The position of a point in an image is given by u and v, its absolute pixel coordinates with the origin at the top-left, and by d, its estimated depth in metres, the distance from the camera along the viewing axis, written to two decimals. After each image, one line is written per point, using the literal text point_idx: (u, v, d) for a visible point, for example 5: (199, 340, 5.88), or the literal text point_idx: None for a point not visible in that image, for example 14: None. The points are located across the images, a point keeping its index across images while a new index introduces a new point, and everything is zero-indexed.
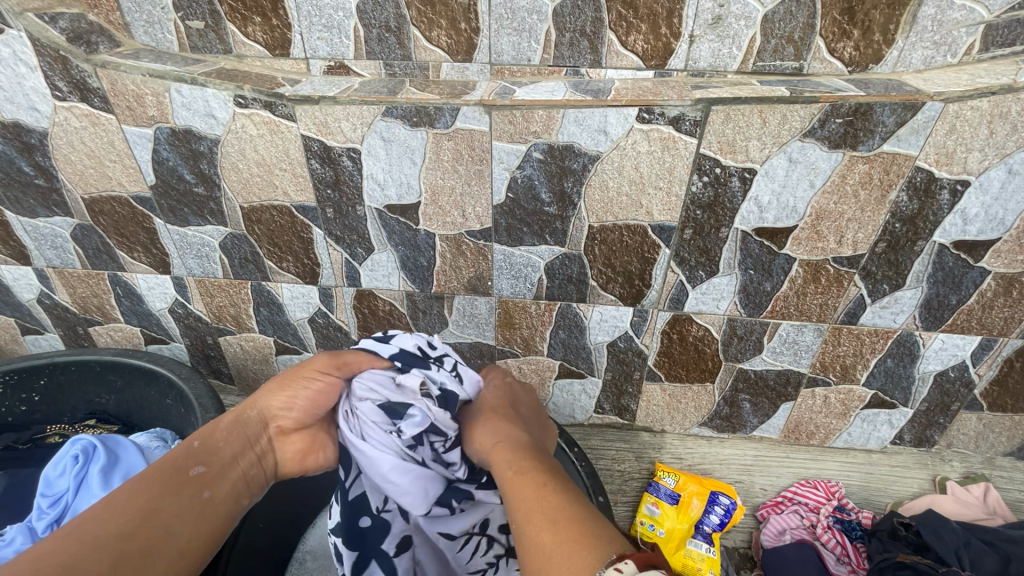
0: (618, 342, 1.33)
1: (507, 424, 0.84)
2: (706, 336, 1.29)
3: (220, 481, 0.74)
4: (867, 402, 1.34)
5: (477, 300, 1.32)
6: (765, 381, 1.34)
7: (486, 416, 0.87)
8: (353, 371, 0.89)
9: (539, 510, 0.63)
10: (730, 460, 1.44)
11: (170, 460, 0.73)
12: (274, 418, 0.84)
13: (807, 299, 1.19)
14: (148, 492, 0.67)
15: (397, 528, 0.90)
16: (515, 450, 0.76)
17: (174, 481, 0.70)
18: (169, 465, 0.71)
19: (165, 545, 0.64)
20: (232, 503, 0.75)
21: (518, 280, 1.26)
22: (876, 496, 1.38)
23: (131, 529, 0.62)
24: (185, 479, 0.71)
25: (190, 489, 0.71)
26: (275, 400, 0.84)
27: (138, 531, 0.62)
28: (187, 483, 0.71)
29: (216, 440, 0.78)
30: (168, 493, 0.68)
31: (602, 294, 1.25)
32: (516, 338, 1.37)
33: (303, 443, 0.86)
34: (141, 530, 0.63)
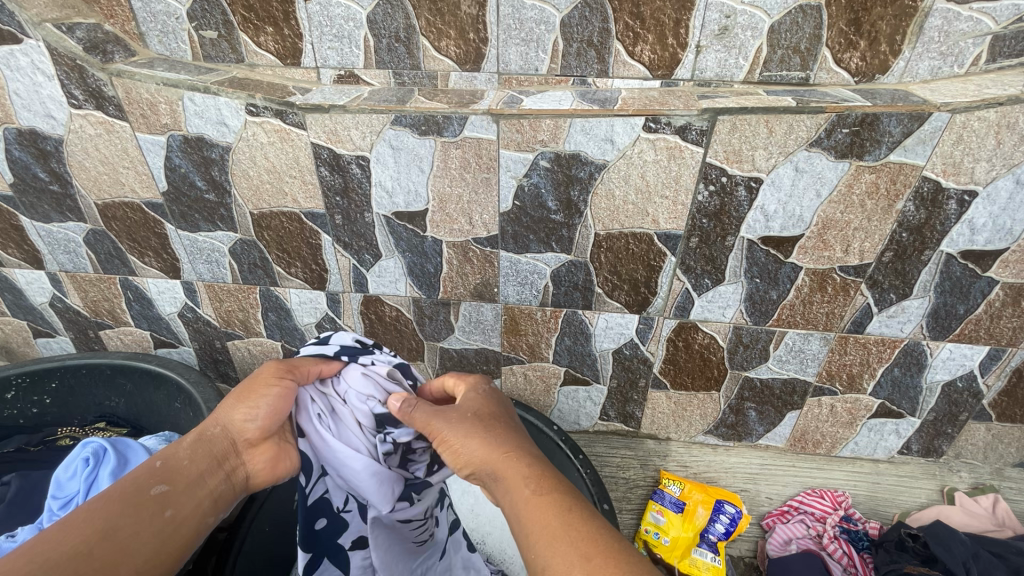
0: (624, 349, 1.33)
1: (508, 432, 0.74)
2: (712, 344, 1.29)
3: (180, 501, 0.70)
4: (874, 412, 1.34)
5: (483, 307, 1.32)
6: (771, 389, 1.34)
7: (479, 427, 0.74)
8: (308, 377, 0.84)
9: (561, 550, 0.57)
10: (736, 468, 1.43)
11: (131, 480, 0.70)
12: (240, 431, 0.78)
13: (814, 308, 1.19)
14: (107, 510, 0.65)
15: (355, 526, 0.92)
16: (530, 465, 0.68)
17: (133, 500, 0.67)
18: (129, 484, 0.68)
19: (120, 565, 0.62)
20: (196, 522, 0.71)
21: (524, 287, 1.27)
22: (883, 506, 1.37)
23: (82, 550, 0.60)
24: (144, 499, 0.68)
25: (148, 510, 0.67)
26: (237, 412, 0.78)
27: (93, 551, 0.61)
28: (145, 504, 0.68)
29: (179, 458, 0.74)
30: (124, 514, 0.65)
31: (608, 302, 1.26)
32: (522, 344, 1.37)
33: (271, 453, 0.79)
34: (94, 552, 0.61)
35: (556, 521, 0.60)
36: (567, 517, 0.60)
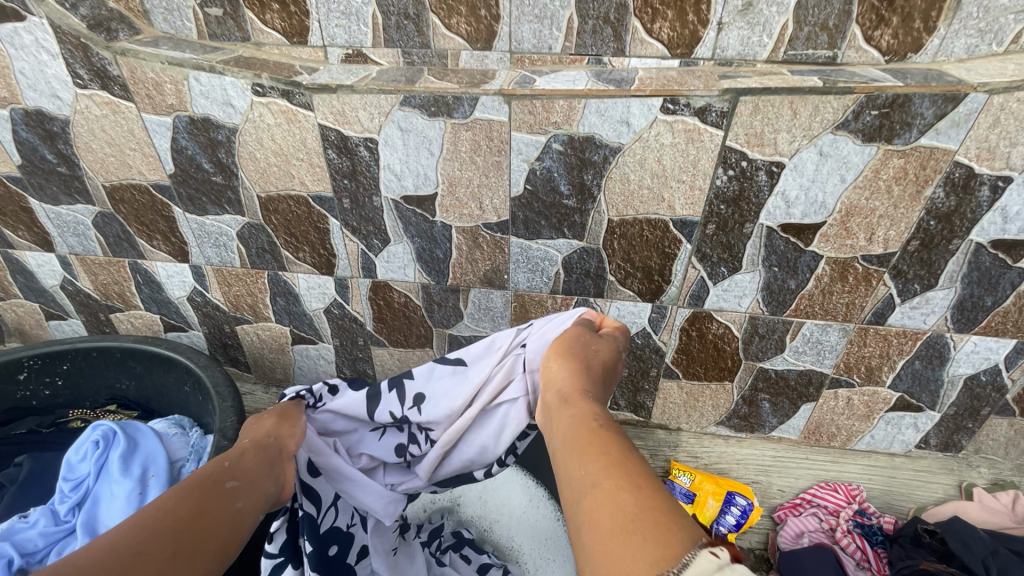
0: (636, 339, 1.31)
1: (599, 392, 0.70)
2: (727, 334, 1.26)
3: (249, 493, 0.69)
4: (892, 405, 1.30)
5: (493, 294, 1.30)
6: (786, 381, 1.31)
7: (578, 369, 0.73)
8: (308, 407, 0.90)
9: (610, 481, 0.50)
10: (747, 460, 1.41)
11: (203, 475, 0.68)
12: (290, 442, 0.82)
13: (833, 298, 1.16)
14: (189, 497, 0.64)
15: (359, 540, 0.97)
16: (603, 407, 0.66)
17: (209, 488, 0.66)
18: (204, 477, 0.67)
19: (203, 546, 0.60)
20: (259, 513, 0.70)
21: (534, 274, 1.24)
22: (898, 500, 1.34)
23: (175, 529, 0.59)
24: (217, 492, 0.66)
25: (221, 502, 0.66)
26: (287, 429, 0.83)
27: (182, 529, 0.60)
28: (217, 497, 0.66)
29: (243, 461, 0.74)
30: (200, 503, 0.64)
31: (621, 290, 1.23)
32: None
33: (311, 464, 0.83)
34: (184, 531, 0.60)
35: (611, 455, 0.54)
36: (625, 459, 0.54)
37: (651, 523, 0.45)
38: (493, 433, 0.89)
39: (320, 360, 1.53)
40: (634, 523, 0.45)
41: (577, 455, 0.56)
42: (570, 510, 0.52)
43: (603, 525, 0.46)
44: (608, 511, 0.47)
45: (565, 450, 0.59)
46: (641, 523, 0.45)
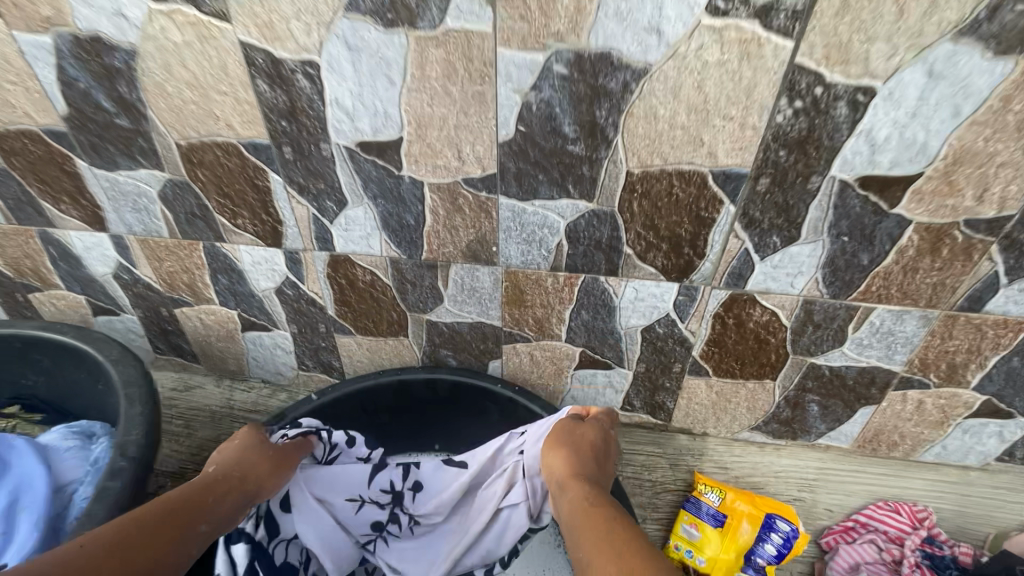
0: (657, 327, 1.05)
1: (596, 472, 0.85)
2: (772, 322, 1.00)
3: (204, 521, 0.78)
4: (975, 411, 1.05)
5: (479, 271, 1.04)
6: (843, 380, 1.06)
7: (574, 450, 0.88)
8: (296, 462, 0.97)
9: (614, 565, 0.63)
10: (788, 473, 1.17)
11: (179, 509, 0.75)
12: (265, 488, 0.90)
13: (918, 277, 0.89)
14: (157, 532, 0.70)
15: None
16: (612, 508, 0.75)
17: (183, 523, 0.74)
18: (184, 508, 0.76)
19: None
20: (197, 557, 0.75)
21: (531, 246, 0.98)
22: (974, 525, 1.10)
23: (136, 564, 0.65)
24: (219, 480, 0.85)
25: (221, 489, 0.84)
26: (269, 479, 0.90)
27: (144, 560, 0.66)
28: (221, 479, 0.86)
29: (222, 505, 0.81)
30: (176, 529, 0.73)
31: (640, 266, 0.97)
32: (527, 318, 1.09)
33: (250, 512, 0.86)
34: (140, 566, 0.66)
35: (611, 531, 0.69)
36: (635, 535, 0.67)
37: (642, 563, 0.62)
38: (494, 535, 0.99)
39: (277, 350, 1.28)
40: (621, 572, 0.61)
41: (589, 530, 0.71)
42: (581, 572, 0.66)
43: None
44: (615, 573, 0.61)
45: (572, 531, 0.73)
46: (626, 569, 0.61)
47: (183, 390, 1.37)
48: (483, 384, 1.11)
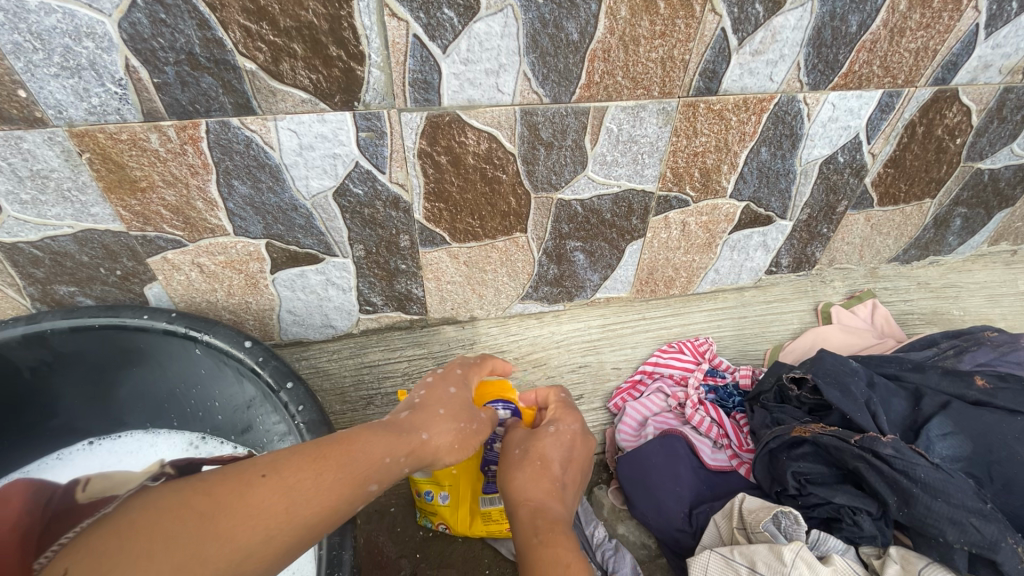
0: (353, 188, 0.75)
1: (374, 459, 0.52)
2: (495, 151, 0.76)
3: (430, 424, 0.59)
4: (737, 222, 0.93)
5: (26, 142, 0.63)
6: (600, 215, 0.87)
7: (351, 456, 0.51)
8: (361, 441, 0.52)
9: (335, 485, 0.48)
10: (570, 340, 1.01)
11: (366, 455, 0.51)
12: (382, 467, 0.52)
13: (641, 53, 0.69)
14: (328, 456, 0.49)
15: None
16: (359, 470, 0.50)
17: (339, 446, 0.51)
18: (364, 461, 0.51)
19: (352, 465, 0.50)
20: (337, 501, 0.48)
21: (80, 80, 0.59)
22: (752, 345, 1.03)
23: (326, 458, 0.49)
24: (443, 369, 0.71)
25: (433, 390, 0.66)
26: (310, 491, 0.46)
27: (323, 461, 0.49)
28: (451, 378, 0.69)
29: (382, 449, 0.53)
30: (313, 452, 0.50)
31: (281, 90, 0.64)
32: (157, 209, 0.72)
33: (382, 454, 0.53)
34: (339, 468, 0.49)
35: (332, 473, 0.48)
36: (344, 459, 0.50)
37: (314, 474, 0.47)
38: None
39: None
40: (296, 475, 0.46)
41: (309, 467, 0.47)
42: (350, 471, 0.49)
43: (312, 503, 0.46)
44: (299, 483, 0.46)
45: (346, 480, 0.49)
46: (307, 469, 0.47)
47: None
48: (121, 319, 0.74)
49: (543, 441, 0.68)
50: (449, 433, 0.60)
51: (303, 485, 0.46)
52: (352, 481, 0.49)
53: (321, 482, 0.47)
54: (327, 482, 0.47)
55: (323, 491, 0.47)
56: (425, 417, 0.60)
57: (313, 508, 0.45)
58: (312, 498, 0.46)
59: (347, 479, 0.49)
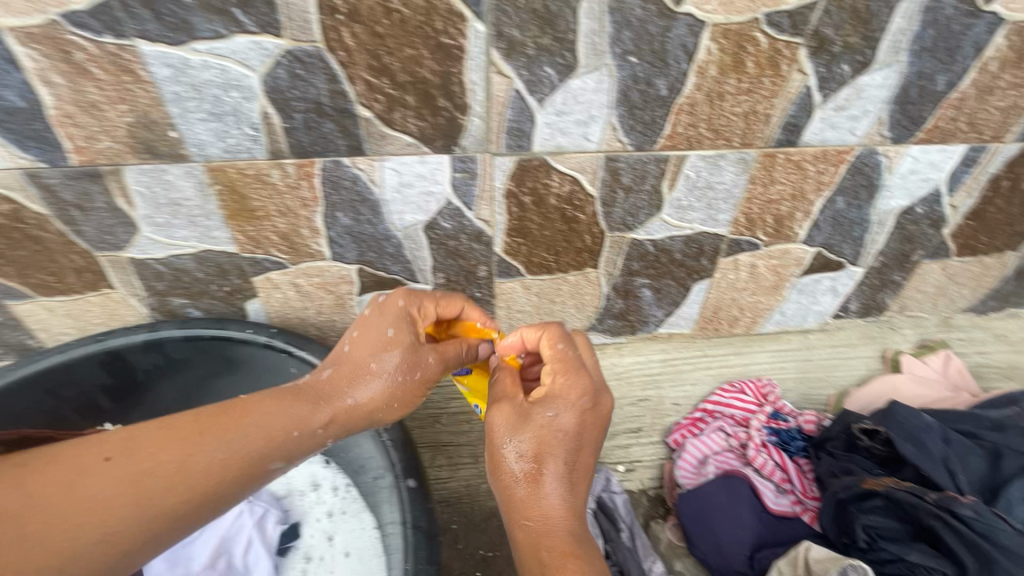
0: (442, 222, 0.81)
1: (283, 423, 0.61)
2: (577, 194, 0.80)
3: (355, 380, 0.65)
4: (807, 267, 0.94)
5: (169, 174, 0.72)
6: (671, 254, 0.90)
7: (261, 421, 0.60)
8: (271, 408, 0.61)
9: (236, 452, 0.58)
10: (630, 373, 1.03)
11: (272, 423, 0.60)
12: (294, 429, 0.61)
13: (725, 108, 0.72)
14: (226, 422, 0.59)
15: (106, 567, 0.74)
16: (264, 436, 0.60)
17: (244, 411, 0.60)
18: (269, 428, 0.60)
19: (246, 432, 0.59)
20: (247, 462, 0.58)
21: (222, 124, 0.67)
22: (815, 389, 1.03)
23: (221, 424, 0.59)
24: (383, 301, 0.68)
25: (369, 335, 0.66)
26: (214, 454, 0.57)
27: (226, 426, 0.59)
28: (390, 319, 0.66)
29: (281, 414, 0.61)
30: (228, 421, 0.59)
31: (390, 135, 0.71)
32: (268, 235, 0.80)
33: (286, 420, 0.61)
34: (218, 434, 0.58)
35: (210, 439, 0.57)
36: (231, 424, 0.59)
37: (216, 443, 0.57)
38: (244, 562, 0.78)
39: None
40: (201, 444, 0.57)
41: (212, 434, 0.58)
42: (236, 442, 0.58)
43: (216, 465, 0.56)
44: (202, 452, 0.56)
45: (248, 443, 0.59)
46: (205, 438, 0.57)
47: None
48: (228, 332, 0.82)
49: (540, 424, 0.56)
50: (383, 390, 0.64)
51: (217, 456, 0.57)
52: (263, 456, 0.59)
53: (224, 445, 0.57)
54: (232, 448, 0.58)
55: (222, 456, 0.57)
56: (344, 382, 0.65)
57: (214, 473, 0.56)
58: (212, 465, 0.56)
59: (255, 442, 0.59)
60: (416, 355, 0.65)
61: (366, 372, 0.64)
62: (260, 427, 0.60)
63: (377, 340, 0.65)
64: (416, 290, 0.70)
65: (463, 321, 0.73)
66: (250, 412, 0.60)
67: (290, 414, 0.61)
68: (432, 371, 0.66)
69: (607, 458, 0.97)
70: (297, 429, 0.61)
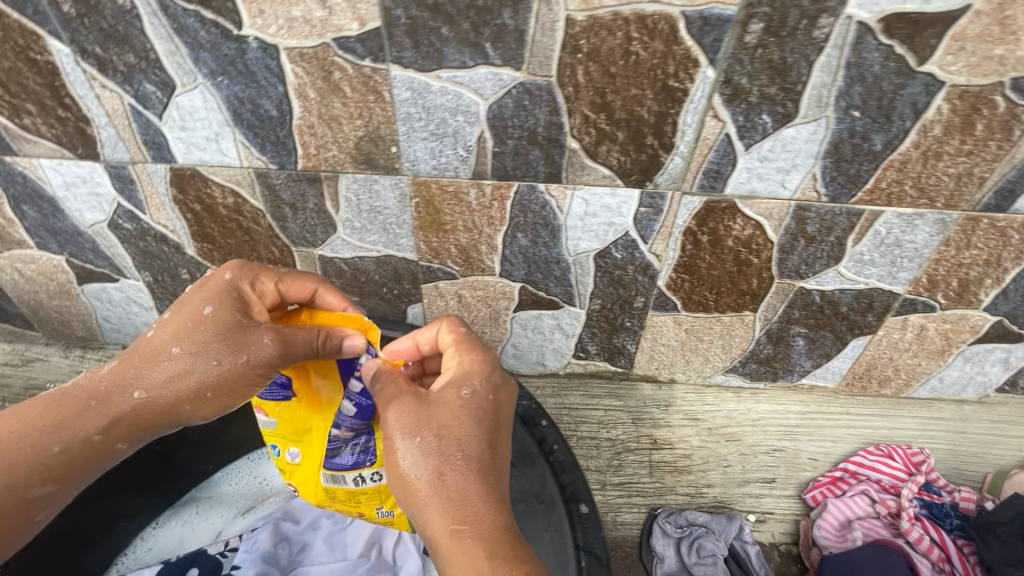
0: (614, 252, 0.83)
1: (205, 361, 0.56)
2: (756, 238, 0.79)
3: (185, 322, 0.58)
4: (982, 336, 0.89)
5: (378, 184, 0.77)
6: (836, 307, 0.87)
7: (183, 355, 0.57)
8: (159, 346, 0.58)
9: (111, 393, 0.58)
10: (766, 420, 1.00)
11: (166, 362, 0.57)
12: (195, 376, 0.57)
13: (939, 168, 0.69)
14: (115, 366, 0.59)
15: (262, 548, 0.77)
16: (182, 374, 0.57)
17: (152, 347, 0.58)
18: (172, 365, 0.56)
19: (141, 372, 0.58)
20: (178, 400, 0.57)
21: (440, 144, 0.72)
22: (969, 464, 0.96)
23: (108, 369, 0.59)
24: (208, 277, 0.60)
25: (180, 313, 0.58)
26: (153, 385, 0.57)
27: (129, 362, 0.58)
28: (208, 294, 0.58)
29: (199, 342, 0.57)
30: (133, 367, 0.58)
31: (590, 167, 0.73)
32: (449, 247, 0.84)
33: (178, 362, 0.57)
34: (127, 376, 0.58)
35: (131, 375, 0.58)
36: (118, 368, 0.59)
37: (125, 379, 0.58)
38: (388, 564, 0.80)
39: (133, 307, 0.99)
40: (123, 379, 0.58)
41: (120, 367, 0.59)
42: (163, 373, 0.57)
43: (151, 401, 0.58)
44: (146, 380, 0.57)
45: (163, 378, 0.57)
46: (134, 372, 0.58)
47: (18, 365, 1.05)
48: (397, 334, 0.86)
49: (445, 403, 0.56)
50: (260, 360, 0.57)
51: (141, 396, 0.58)
52: (152, 405, 0.58)
53: (148, 381, 0.57)
54: (165, 381, 0.57)
55: (94, 408, 0.58)
56: (134, 370, 0.58)
57: (97, 420, 0.58)
58: (80, 421, 0.57)
59: (168, 378, 0.57)
60: (242, 333, 0.57)
61: (229, 368, 0.56)
62: (186, 360, 0.57)
63: (192, 318, 0.57)
64: (252, 261, 0.63)
65: (317, 306, 0.66)
66: (145, 349, 0.59)
67: (210, 354, 0.56)
68: (268, 352, 0.57)
69: (737, 505, 0.94)
70: (222, 368, 0.56)
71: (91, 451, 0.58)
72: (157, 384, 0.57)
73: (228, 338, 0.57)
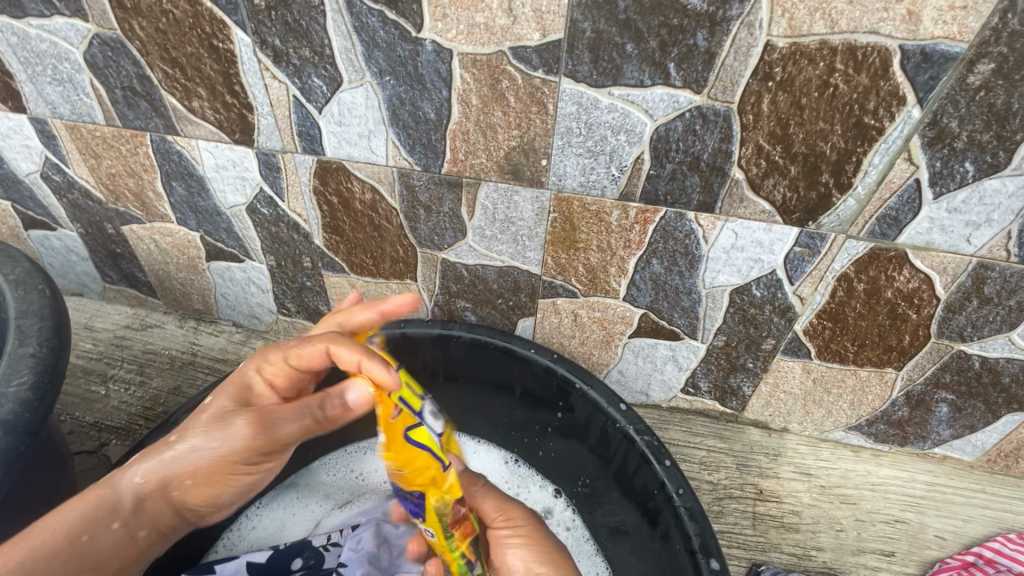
0: (754, 289, 0.78)
1: (202, 450, 0.55)
2: (921, 292, 0.72)
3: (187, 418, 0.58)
4: None
5: (518, 196, 0.75)
6: (997, 377, 0.79)
7: (185, 448, 0.55)
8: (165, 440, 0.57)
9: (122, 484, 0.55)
10: (887, 487, 0.92)
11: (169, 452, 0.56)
12: (198, 467, 0.55)
13: None
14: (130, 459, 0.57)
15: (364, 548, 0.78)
16: (188, 465, 0.55)
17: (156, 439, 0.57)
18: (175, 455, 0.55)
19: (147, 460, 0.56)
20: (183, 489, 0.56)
21: (594, 162, 0.70)
22: None
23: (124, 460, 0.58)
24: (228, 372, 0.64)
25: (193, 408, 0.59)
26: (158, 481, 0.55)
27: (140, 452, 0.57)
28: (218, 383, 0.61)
29: (202, 431, 0.56)
30: (142, 456, 0.56)
31: (750, 199, 0.69)
32: (577, 266, 0.82)
33: (179, 452, 0.55)
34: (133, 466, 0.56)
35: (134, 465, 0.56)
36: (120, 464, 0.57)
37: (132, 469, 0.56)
38: None
39: (251, 288, 1.02)
40: (130, 472, 0.56)
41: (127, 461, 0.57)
42: (168, 464, 0.55)
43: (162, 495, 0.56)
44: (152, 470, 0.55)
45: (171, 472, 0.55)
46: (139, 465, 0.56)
47: (138, 329, 1.11)
48: (511, 347, 0.84)
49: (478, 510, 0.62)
50: (242, 443, 0.54)
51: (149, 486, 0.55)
52: (162, 493, 0.55)
53: (156, 477, 0.55)
54: (171, 473, 0.55)
55: (99, 495, 0.55)
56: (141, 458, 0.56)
57: (106, 508, 0.54)
58: (88, 510, 0.54)
59: (178, 472, 0.55)
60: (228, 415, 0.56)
61: (212, 451, 0.54)
62: (186, 455, 0.55)
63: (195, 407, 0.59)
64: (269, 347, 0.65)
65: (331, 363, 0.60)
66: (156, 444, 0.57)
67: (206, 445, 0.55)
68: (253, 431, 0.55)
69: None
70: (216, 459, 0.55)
71: (116, 541, 0.55)
72: (166, 474, 0.55)
73: (220, 427, 0.55)
